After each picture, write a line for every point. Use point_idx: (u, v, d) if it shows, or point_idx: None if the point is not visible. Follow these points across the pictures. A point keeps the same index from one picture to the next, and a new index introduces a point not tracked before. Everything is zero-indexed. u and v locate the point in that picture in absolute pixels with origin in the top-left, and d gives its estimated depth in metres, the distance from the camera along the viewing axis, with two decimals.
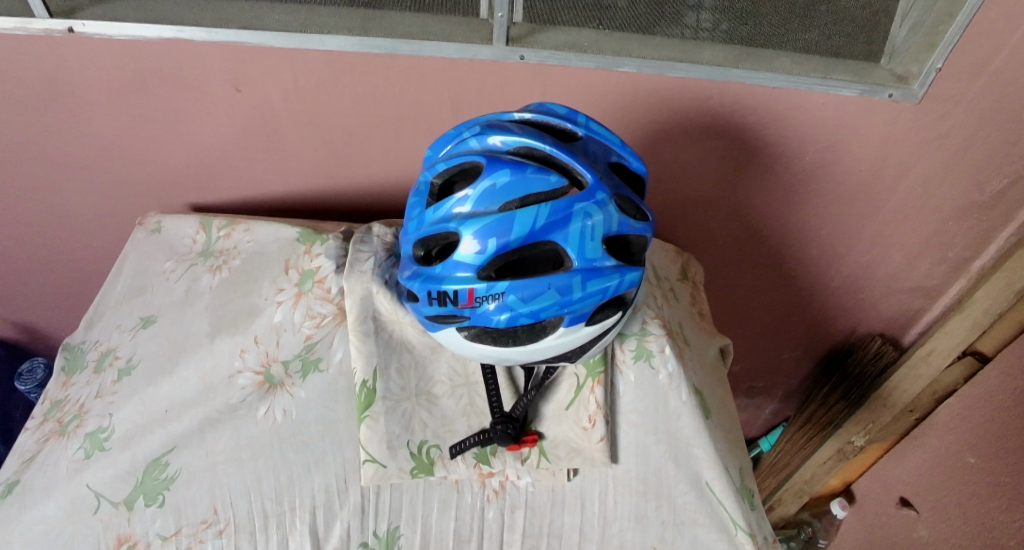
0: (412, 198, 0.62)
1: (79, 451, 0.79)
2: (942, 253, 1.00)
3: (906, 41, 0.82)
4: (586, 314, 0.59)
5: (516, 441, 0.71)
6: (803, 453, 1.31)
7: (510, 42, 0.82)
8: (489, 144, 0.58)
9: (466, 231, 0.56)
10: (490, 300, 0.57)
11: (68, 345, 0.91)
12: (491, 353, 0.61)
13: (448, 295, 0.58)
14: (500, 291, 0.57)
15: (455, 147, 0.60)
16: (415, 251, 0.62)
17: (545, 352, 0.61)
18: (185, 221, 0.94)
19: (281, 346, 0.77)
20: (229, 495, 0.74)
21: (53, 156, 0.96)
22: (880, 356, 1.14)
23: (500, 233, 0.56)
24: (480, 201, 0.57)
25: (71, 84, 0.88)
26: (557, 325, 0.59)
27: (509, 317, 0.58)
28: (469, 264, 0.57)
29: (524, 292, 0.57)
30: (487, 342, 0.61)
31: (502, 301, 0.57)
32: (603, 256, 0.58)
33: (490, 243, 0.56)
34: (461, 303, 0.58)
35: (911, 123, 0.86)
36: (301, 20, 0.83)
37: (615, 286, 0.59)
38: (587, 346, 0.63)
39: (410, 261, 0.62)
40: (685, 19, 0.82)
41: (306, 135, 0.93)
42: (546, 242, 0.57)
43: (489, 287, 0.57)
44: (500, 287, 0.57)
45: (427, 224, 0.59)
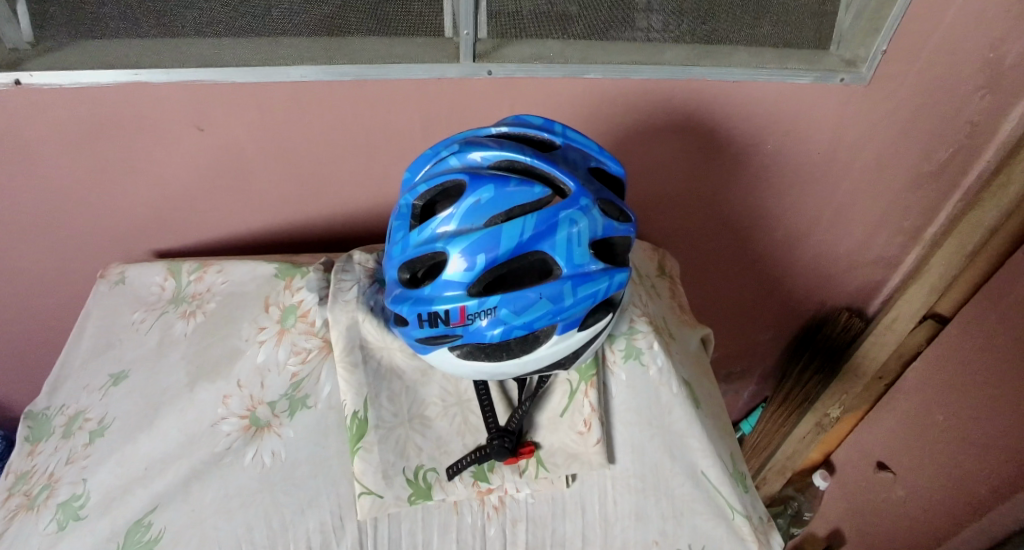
0: (394, 221, 0.61)
1: (51, 523, 0.76)
2: (898, 225, 1.05)
3: (852, 27, 0.86)
4: (577, 319, 0.59)
5: (514, 454, 0.71)
6: (783, 431, 1.35)
7: (477, 58, 0.82)
8: (469, 160, 0.57)
9: (454, 249, 0.56)
10: (482, 316, 0.57)
11: (30, 414, 0.87)
12: (488, 368, 0.61)
13: (439, 316, 0.58)
14: (492, 305, 0.57)
15: (434, 167, 0.60)
16: (401, 274, 0.61)
17: (540, 359, 0.61)
18: (151, 269, 0.91)
19: (265, 388, 0.75)
20: (220, 549, 0.71)
21: (5, 212, 0.92)
22: (849, 329, 1.19)
23: (488, 248, 0.55)
24: (466, 219, 0.56)
25: (21, 137, 0.84)
26: (549, 333, 0.59)
27: (502, 330, 0.58)
28: (459, 282, 0.57)
29: (515, 304, 0.57)
30: (481, 358, 0.61)
31: (494, 315, 0.57)
32: (590, 260, 0.58)
33: (479, 260, 0.56)
34: (453, 321, 0.58)
35: (861, 105, 0.90)
36: (261, 54, 0.81)
37: (605, 288, 0.59)
38: (579, 351, 0.63)
39: (397, 285, 0.62)
40: (637, 23, 0.83)
41: (272, 169, 0.91)
42: (533, 253, 0.57)
43: (479, 303, 0.57)
44: (491, 302, 0.57)
45: (412, 247, 0.59)
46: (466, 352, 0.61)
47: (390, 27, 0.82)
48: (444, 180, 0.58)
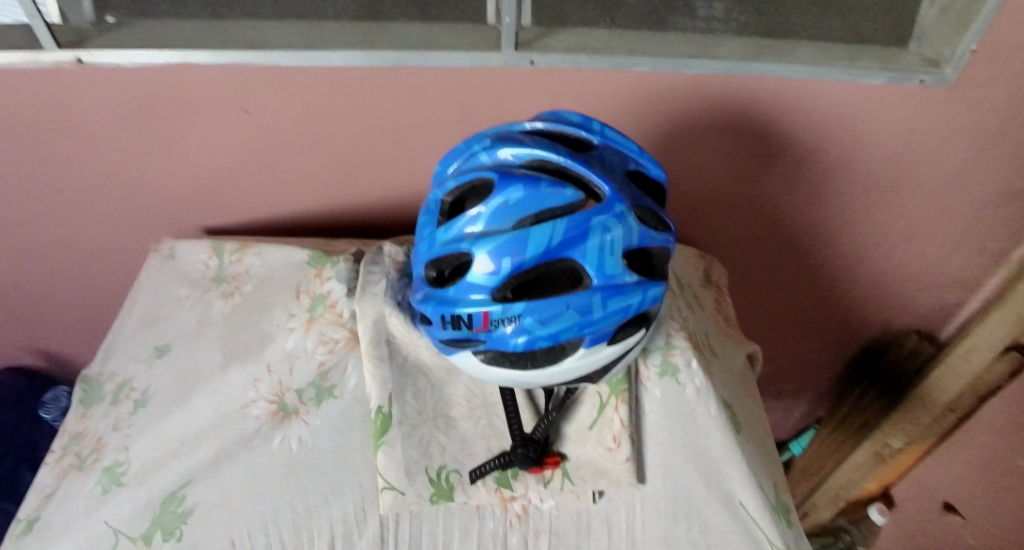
0: (422, 217, 0.59)
1: (95, 486, 0.78)
2: (979, 244, 0.95)
3: (937, 23, 0.77)
4: (607, 333, 0.55)
5: (538, 464, 0.68)
6: (837, 456, 1.27)
7: (519, 47, 0.77)
8: (500, 158, 0.55)
9: (479, 250, 0.53)
10: (506, 323, 0.54)
11: (85, 377, 0.90)
12: (513, 376, 0.58)
13: (461, 319, 0.55)
14: (515, 313, 0.53)
15: (465, 163, 0.57)
16: (427, 273, 0.59)
17: (574, 373, 0.58)
18: (196, 246, 0.91)
19: (294, 375, 0.75)
20: (247, 527, 0.72)
21: (65, 186, 0.95)
22: (916, 355, 1.11)
23: (514, 251, 0.52)
24: (492, 219, 0.53)
25: (80, 115, 0.87)
26: (576, 346, 0.56)
27: (526, 340, 0.54)
28: (483, 285, 0.54)
29: (541, 313, 0.53)
30: (505, 366, 0.58)
31: (518, 323, 0.54)
32: (624, 271, 0.54)
33: (504, 263, 0.53)
34: (476, 326, 0.55)
35: (943, 111, 0.81)
36: (305, 38, 0.81)
37: (638, 303, 0.55)
38: (609, 366, 0.59)
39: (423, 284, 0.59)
40: (695, 10, 0.79)
41: (314, 154, 0.91)
42: (563, 259, 0.53)
43: (504, 309, 0.54)
44: (516, 309, 0.53)
45: (438, 244, 0.56)
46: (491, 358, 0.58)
47: (428, 14, 0.82)
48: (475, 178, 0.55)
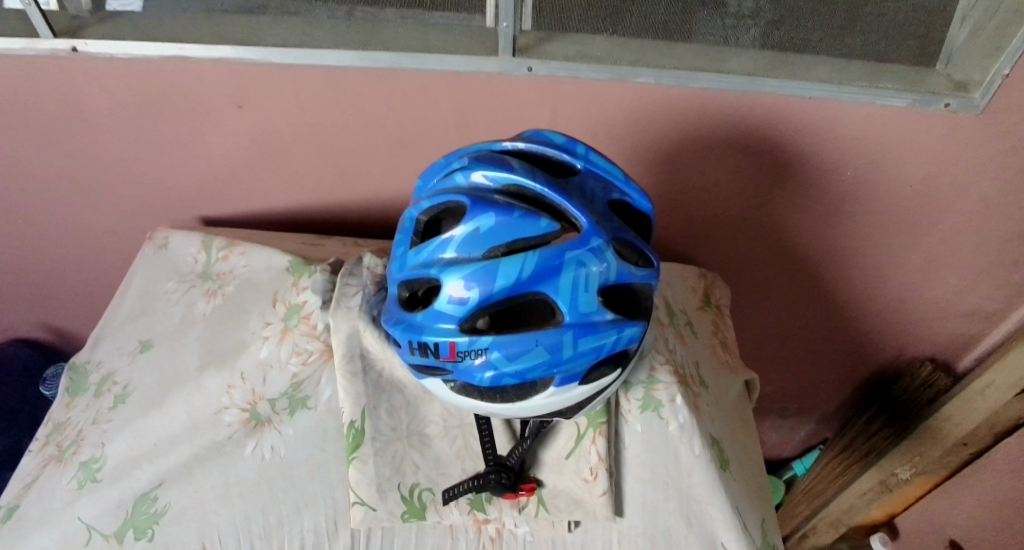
0: (397, 237, 0.58)
1: (71, 481, 0.73)
2: (1004, 276, 0.89)
3: (966, 45, 0.72)
4: (578, 373, 0.55)
5: (512, 491, 0.65)
6: (839, 482, 1.21)
7: (518, 53, 0.76)
8: (475, 181, 0.54)
9: (449, 277, 0.52)
10: (473, 356, 0.53)
11: (73, 365, 0.85)
12: (485, 409, 0.57)
13: (428, 347, 0.54)
14: (483, 346, 0.52)
15: (442, 184, 0.56)
16: (397, 296, 0.58)
17: (546, 409, 0.57)
18: (189, 238, 0.88)
19: (267, 384, 0.71)
20: (219, 532, 0.68)
21: (61, 172, 0.94)
22: (930, 385, 1.04)
23: (484, 281, 0.52)
24: (463, 247, 0.53)
25: (75, 102, 0.86)
26: (547, 383, 0.55)
27: (493, 376, 0.53)
28: (451, 315, 0.53)
29: (509, 349, 0.53)
30: (474, 396, 0.56)
31: (485, 357, 0.53)
32: (598, 309, 0.54)
33: (473, 293, 0.52)
34: (442, 356, 0.54)
35: (970, 136, 0.76)
36: (299, 36, 0.79)
37: (611, 343, 0.55)
38: (583, 403, 0.58)
39: (392, 307, 0.58)
40: (727, 7, 0.73)
41: (308, 151, 0.89)
42: (535, 293, 0.53)
43: (471, 342, 0.53)
44: (483, 342, 0.52)
45: (409, 267, 0.55)
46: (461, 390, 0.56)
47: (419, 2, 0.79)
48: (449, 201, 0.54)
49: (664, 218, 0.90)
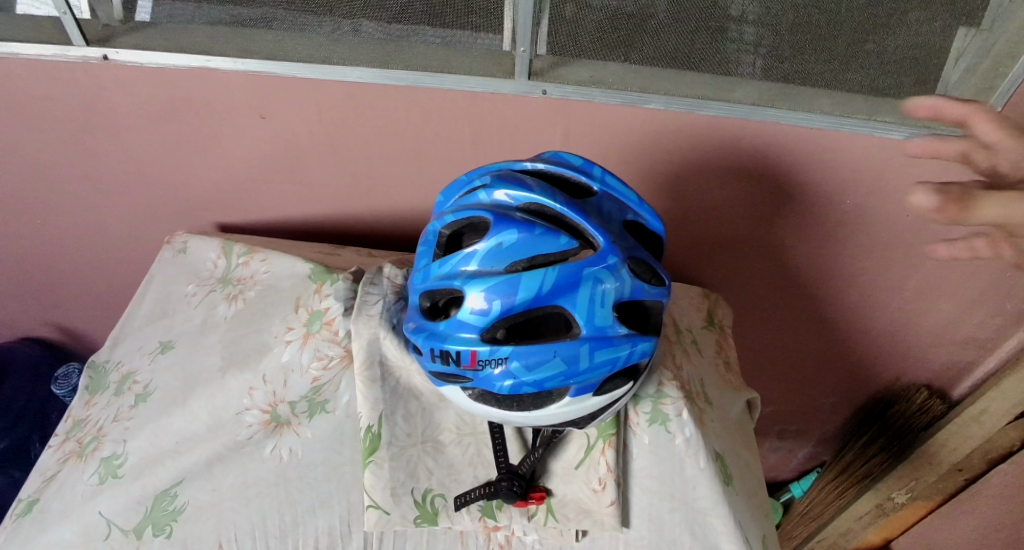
0: (420, 249, 0.61)
1: (93, 476, 0.75)
2: (998, 304, 0.92)
3: (961, 83, 0.75)
4: (593, 383, 0.57)
5: (523, 499, 0.67)
6: (837, 504, 1.25)
7: (533, 76, 0.79)
8: (497, 199, 0.57)
9: (472, 289, 0.55)
10: (493, 365, 0.56)
11: (93, 364, 0.87)
12: (505, 417, 0.60)
13: (450, 355, 0.57)
14: (503, 356, 0.55)
15: (464, 201, 0.59)
16: (418, 306, 0.61)
17: (564, 418, 0.60)
18: (209, 243, 0.91)
19: (288, 387, 0.74)
20: (235, 531, 0.69)
21: (85, 175, 0.97)
22: (925, 411, 1.07)
23: (506, 294, 0.55)
24: (486, 260, 0.56)
25: (105, 108, 0.88)
26: (562, 393, 0.58)
27: (512, 384, 0.56)
28: (473, 325, 0.56)
29: (528, 359, 0.55)
30: (492, 404, 0.59)
31: (505, 366, 0.56)
32: (613, 324, 0.57)
33: (495, 304, 0.55)
34: (464, 364, 0.57)
35: (963, 168, 0.80)
36: (323, 52, 0.82)
37: (626, 355, 0.58)
38: (595, 413, 0.61)
39: (413, 316, 0.61)
40: (728, 34, 0.76)
41: (329, 163, 0.92)
42: (554, 307, 0.56)
43: (492, 351, 0.55)
44: (503, 352, 0.55)
45: (433, 278, 0.58)
46: (480, 398, 0.59)
47: (439, 18, 0.81)
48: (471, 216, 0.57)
49: (671, 237, 0.93)
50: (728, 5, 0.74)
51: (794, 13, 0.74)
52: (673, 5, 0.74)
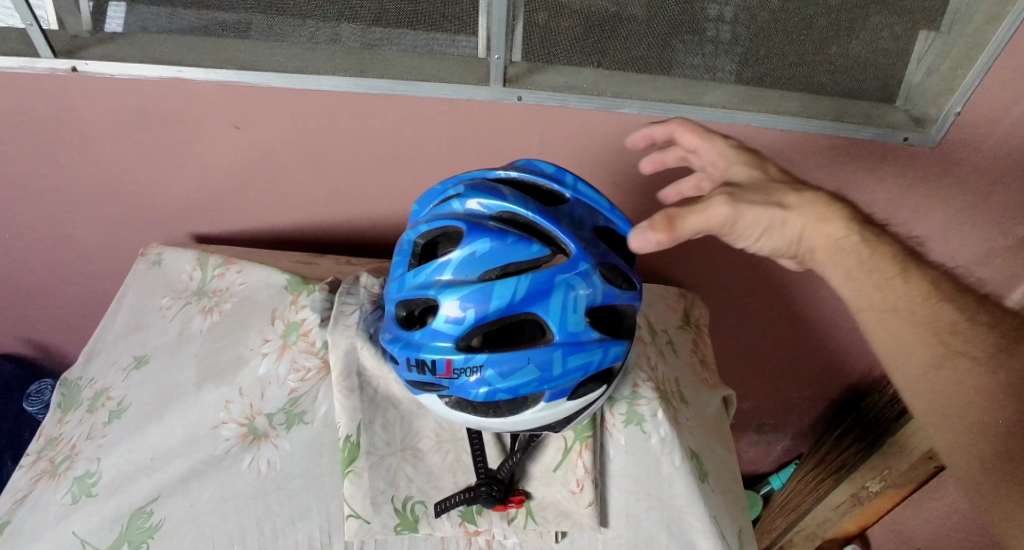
0: (394, 259, 0.62)
1: (66, 496, 0.74)
2: None
3: (923, 84, 0.79)
4: (567, 389, 0.58)
5: (502, 503, 0.67)
6: (815, 494, 1.26)
7: (507, 83, 0.80)
8: (470, 208, 0.57)
9: (446, 298, 0.56)
10: (468, 373, 0.56)
11: (65, 381, 0.86)
12: (480, 423, 0.60)
13: (425, 364, 0.57)
14: (478, 364, 0.56)
15: (438, 210, 0.60)
16: (394, 316, 0.61)
17: (538, 422, 0.60)
18: (184, 255, 0.90)
19: (265, 399, 0.74)
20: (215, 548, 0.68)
21: (55, 189, 0.95)
22: (896, 402, 1.07)
23: (480, 302, 0.56)
24: (460, 269, 0.57)
25: (74, 121, 0.87)
26: (537, 398, 0.59)
27: (487, 391, 0.57)
28: (448, 333, 0.57)
29: (503, 366, 0.56)
30: (468, 411, 0.60)
31: (480, 374, 0.56)
32: (586, 329, 0.58)
33: (470, 313, 0.56)
34: (439, 373, 0.57)
35: (927, 166, 0.82)
36: (297, 61, 0.82)
37: (599, 360, 0.59)
38: (571, 417, 0.62)
39: (389, 325, 0.61)
40: (698, 38, 0.77)
41: (304, 171, 0.92)
42: (527, 314, 0.57)
43: (466, 359, 0.56)
44: (478, 360, 0.56)
45: (408, 287, 0.59)
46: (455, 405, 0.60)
47: (416, 21, 0.80)
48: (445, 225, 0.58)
49: None
50: (699, 10, 0.75)
51: (762, 17, 0.75)
52: (649, 5, 0.75)
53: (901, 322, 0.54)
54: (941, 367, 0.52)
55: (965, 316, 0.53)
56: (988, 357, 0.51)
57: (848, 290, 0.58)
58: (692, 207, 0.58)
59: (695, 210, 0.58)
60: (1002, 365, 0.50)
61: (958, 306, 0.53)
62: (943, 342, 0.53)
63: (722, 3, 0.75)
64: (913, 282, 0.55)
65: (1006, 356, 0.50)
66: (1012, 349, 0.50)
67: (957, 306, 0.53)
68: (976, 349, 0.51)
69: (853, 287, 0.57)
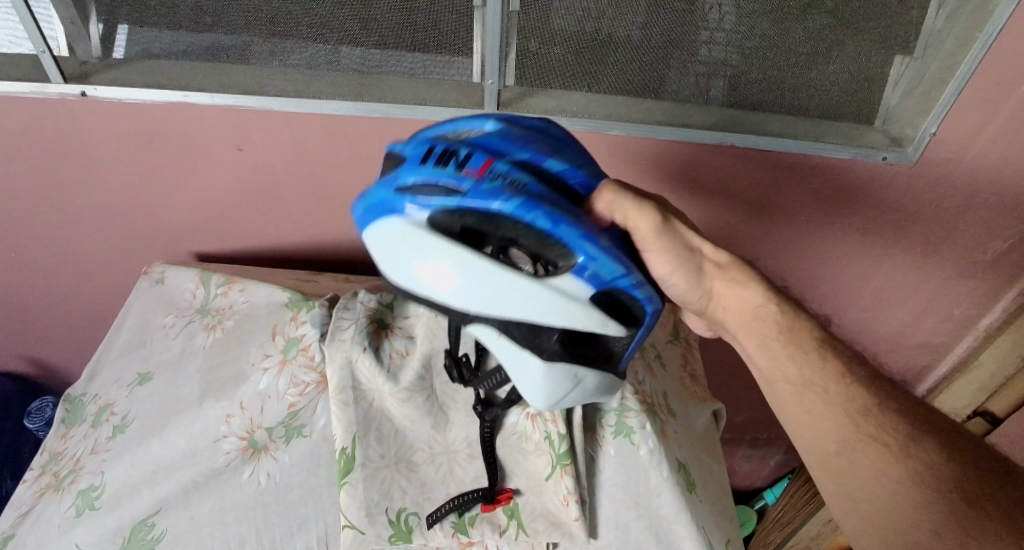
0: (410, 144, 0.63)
1: (70, 508, 0.76)
2: (947, 311, 0.97)
3: (899, 106, 0.82)
4: (605, 280, 0.61)
5: (489, 502, 0.71)
6: (807, 507, 1.24)
7: (502, 106, 0.84)
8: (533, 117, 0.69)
9: (505, 134, 0.62)
10: (504, 174, 0.58)
11: (69, 397, 0.88)
12: (515, 311, 0.59)
13: (458, 155, 0.59)
14: (518, 172, 0.59)
15: (465, 118, 0.64)
16: (410, 190, 0.59)
17: (578, 315, 0.60)
18: (186, 274, 0.92)
19: (265, 413, 0.75)
20: None
21: (62, 210, 0.98)
22: None
23: (537, 154, 0.62)
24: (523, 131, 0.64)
25: (82, 144, 0.90)
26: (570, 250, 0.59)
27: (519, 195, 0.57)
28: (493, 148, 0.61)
29: (548, 196, 0.59)
30: (471, 221, 0.58)
31: (517, 180, 0.58)
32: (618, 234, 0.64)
33: (526, 153, 0.61)
34: (470, 165, 0.58)
35: (907, 184, 0.85)
36: (298, 86, 0.85)
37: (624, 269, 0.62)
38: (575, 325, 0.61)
39: (404, 201, 0.59)
40: (685, 62, 0.80)
41: (304, 193, 0.95)
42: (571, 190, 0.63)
43: (518, 209, 0.57)
44: (520, 171, 0.59)
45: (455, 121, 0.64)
46: (491, 277, 0.58)
47: (417, 44, 0.83)
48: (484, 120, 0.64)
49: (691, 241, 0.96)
50: (685, 34, 0.78)
51: (744, 42, 0.78)
52: (637, 28, 0.78)
53: (819, 398, 0.64)
54: (854, 447, 0.62)
55: (875, 405, 0.62)
56: (898, 444, 0.60)
57: (769, 356, 0.67)
58: (621, 201, 0.63)
59: (629, 206, 0.64)
60: (910, 454, 0.59)
61: (873, 394, 0.63)
62: (857, 424, 0.62)
63: (712, 28, 0.78)
64: (832, 364, 0.65)
65: (908, 442, 0.60)
66: (915, 437, 0.60)
67: (870, 394, 0.63)
68: (885, 433, 0.61)
69: (773, 356, 0.67)
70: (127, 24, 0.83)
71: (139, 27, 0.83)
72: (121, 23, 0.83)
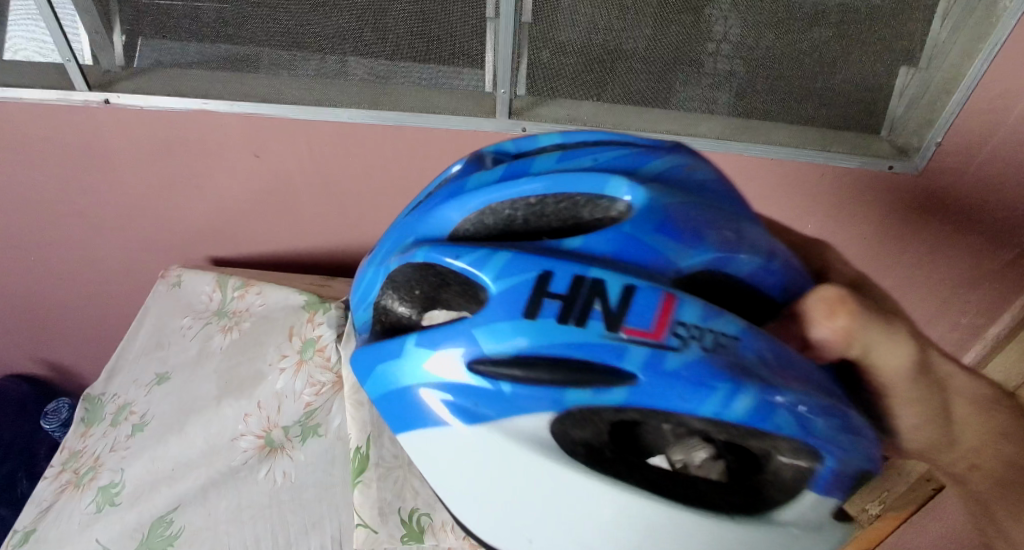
0: (474, 261, 0.38)
1: (91, 505, 0.77)
2: None
3: (905, 116, 0.84)
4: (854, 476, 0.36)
5: None
6: None
7: (512, 115, 0.85)
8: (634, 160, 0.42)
9: (653, 233, 0.38)
10: (694, 341, 0.34)
11: (88, 397, 0.90)
12: None
13: (597, 304, 0.35)
14: (700, 326, 0.35)
15: (573, 168, 0.41)
16: (502, 374, 0.36)
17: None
18: (203, 278, 0.94)
19: (281, 412, 0.78)
20: None
21: (82, 214, 1.00)
22: None
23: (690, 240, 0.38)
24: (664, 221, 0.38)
25: (105, 151, 0.92)
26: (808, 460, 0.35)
27: (727, 388, 0.34)
28: (649, 290, 0.35)
29: (756, 373, 0.34)
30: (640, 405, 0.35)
31: (706, 343, 0.35)
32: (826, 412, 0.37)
33: (693, 304, 0.35)
34: (643, 329, 0.35)
35: (913, 191, 0.86)
36: (316, 94, 0.87)
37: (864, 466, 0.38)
38: None
39: (513, 402, 0.36)
40: (695, 70, 0.82)
41: (319, 199, 0.97)
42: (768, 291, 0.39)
43: (738, 416, 0.34)
44: (694, 316, 0.35)
45: (551, 170, 0.41)
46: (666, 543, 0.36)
47: (432, 54, 0.85)
48: (585, 172, 0.40)
49: None
50: (696, 41, 0.80)
51: (755, 51, 0.80)
52: (647, 39, 0.80)
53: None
54: None
55: None
56: None
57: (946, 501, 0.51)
58: (876, 344, 0.36)
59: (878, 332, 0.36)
60: None
61: None
62: None
63: (718, 40, 0.80)
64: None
65: None
66: None
67: None
68: None
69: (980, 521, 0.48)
70: (150, 34, 0.86)
71: (165, 38, 0.87)
72: (142, 34, 0.86)
